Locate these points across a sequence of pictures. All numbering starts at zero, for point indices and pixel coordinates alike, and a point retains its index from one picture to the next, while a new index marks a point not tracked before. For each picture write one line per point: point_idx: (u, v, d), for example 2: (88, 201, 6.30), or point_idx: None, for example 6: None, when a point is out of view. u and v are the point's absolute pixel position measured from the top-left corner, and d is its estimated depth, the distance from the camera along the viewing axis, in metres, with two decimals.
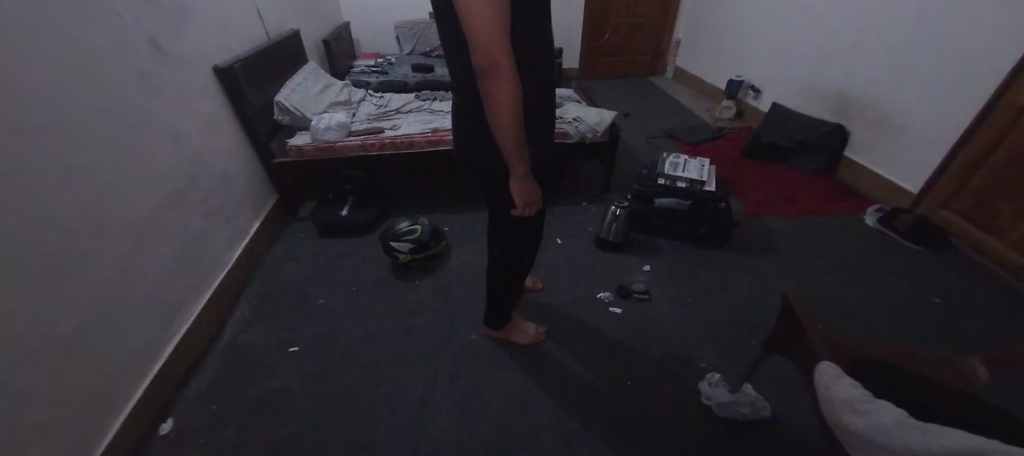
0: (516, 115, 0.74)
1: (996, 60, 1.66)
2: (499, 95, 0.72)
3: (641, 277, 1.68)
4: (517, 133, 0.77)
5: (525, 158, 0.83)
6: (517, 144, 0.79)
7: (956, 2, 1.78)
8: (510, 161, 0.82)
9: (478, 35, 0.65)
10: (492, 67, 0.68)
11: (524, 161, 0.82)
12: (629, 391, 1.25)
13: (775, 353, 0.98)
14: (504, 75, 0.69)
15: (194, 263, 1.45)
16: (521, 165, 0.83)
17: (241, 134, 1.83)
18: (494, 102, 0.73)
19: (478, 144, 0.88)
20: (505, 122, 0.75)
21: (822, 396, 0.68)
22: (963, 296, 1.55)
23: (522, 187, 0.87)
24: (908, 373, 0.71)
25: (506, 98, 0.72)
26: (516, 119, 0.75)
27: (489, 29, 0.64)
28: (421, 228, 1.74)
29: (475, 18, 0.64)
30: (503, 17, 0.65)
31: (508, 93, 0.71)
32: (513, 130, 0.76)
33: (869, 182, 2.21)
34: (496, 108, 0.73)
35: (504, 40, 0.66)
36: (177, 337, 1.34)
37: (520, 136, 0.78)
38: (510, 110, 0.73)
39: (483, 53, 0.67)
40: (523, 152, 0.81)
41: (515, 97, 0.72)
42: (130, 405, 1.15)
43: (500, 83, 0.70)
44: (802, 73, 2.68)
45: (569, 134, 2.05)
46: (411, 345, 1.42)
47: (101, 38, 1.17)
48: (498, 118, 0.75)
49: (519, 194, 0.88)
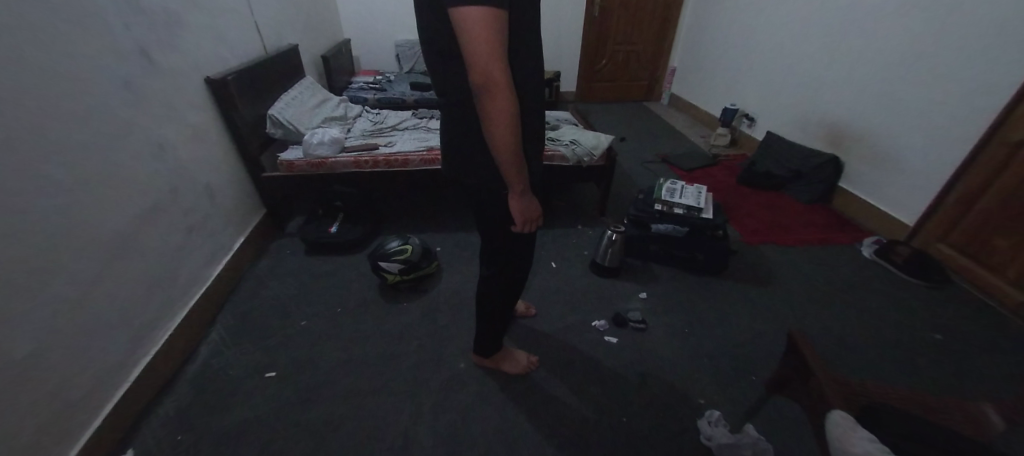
0: (514, 128, 0.71)
1: (987, 100, 1.69)
2: (496, 109, 0.68)
3: (637, 305, 1.63)
4: (515, 147, 0.73)
5: (523, 174, 0.79)
6: (514, 159, 0.75)
7: (948, 40, 1.82)
8: (506, 177, 0.78)
9: (474, 47, 0.62)
10: (489, 81, 0.65)
11: (522, 177, 0.78)
12: (627, 429, 1.18)
13: (778, 394, 0.93)
14: (502, 89, 0.66)
15: (169, 279, 1.38)
16: (520, 181, 0.79)
17: (230, 146, 1.79)
18: (491, 115, 0.69)
19: (469, 162, 0.85)
20: (502, 137, 0.71)
21: (834, 449, 0.63)
22: (963, 332, 1.53)
23: (521, 204, 0.83)
24: (925, 422, 0.67)
25: (503, 112, 0.68)
26: (513, 134, 0.71)
27: (485, 40, 0.61)
28: (411, 248, 1.69)
29: (471, 32, 0.61)
30: (501, 27, 0.62)
31: (506, 107, 0.68)
32: (510, 145, 0.72)
33: (863, 213, 2.22)
34: (493, 123, 0.70)
35: (501, 53, 0.63)
36: (146, 358, 1.25)
37: (518, 152, 0.74)
38: (507, 124, 0.70)
39: (478, 66, 0.63)
40: (521, 167, 0.77)
41: (513, 112, 0.69)
42: (86, 435, 1.05)
43: (498, 97, 0.66)
44: (796, 105, 2.72)
45: (565, 156, 2.03)
46: (396, 373, 1.35)
47: (86, 44, 1.13)
48: (495, 133, 0.71)
49: (518, 211, 0.84)
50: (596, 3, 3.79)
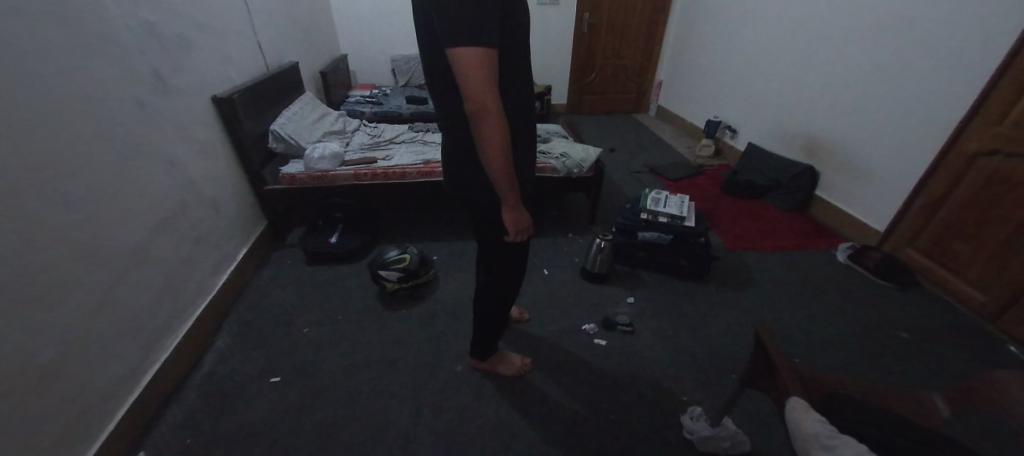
0: (505, 149, 0.79)
1: (946, 114, 1.83)
2: (488, 132, 0.77)
3: (626, 309, 1.72)
4: (507, 165, 0.81)
5: (515, 188, 0.87)
6: (506, 176, 0.83)
7: (910, 59, 1.96)
8: (499, 191, 0.86)
9: (469, 81, 0.71)
10: (482, 108, 0.73)
11: (514, 191, 0.86)
12: (615, 425, 1.25)
13: (750, 388, 1.01)
14: (493, 115, 0.74)
15: (178, 289, 1.44)
16: (512, 195, 0.87)
17: (235, 161, 1.86)
18: (484, 137, 0.77)
19: (467, 178, 0.94)
20: (495, 156, 0.79)
21: (791, 432, 0.71)
22: (929, 331, 1.63)
23: (513, 216, 0.91)
24: (870, 408, 0.77)
25: (496, 135, 0.77)
26: (504, 153, 0.79)
27: (478, 74, 0.70)
28: (409, 257, 1.76)
29: (467, 68, 0.70)
30: (492, 63, 0.71)
31: (496, 131, 0.76)
32: (503, 163, 0.81)
33: (839, 220, 2.34)
34: (486, 145, 0.78)
35: (492, 84, 0.72)
36: (156, 364, 1.31)
37: (510, 169, 0.83)
38: (499, 146, 0.78)
39: (473, 96, 0.72)
40: (512, 183, 0.85)
41: (504, 134, 0.77)
42: (103, 437, 1.11)
43: (490, 122, 0.75)
44: (775, 118, 2.86)
45: (555, 168, 2.14)
46: (396, 376, 1.41)
47: (104, 68, 1.21)
48: (489, 153, 0.79)
49: (510, 222, 0.92)
50: (585, 19, 3.94)
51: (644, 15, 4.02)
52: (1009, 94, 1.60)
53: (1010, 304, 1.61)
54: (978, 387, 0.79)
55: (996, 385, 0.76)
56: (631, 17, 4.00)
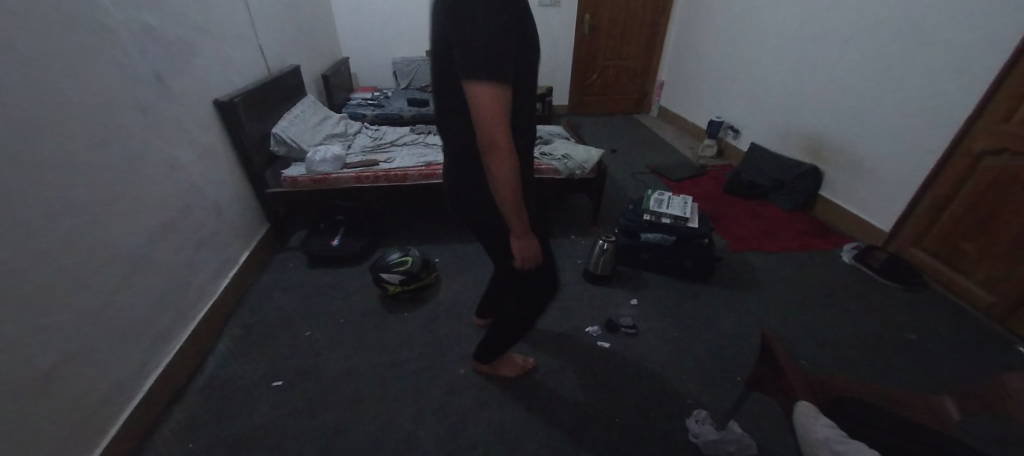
0: (515, 180, 0.79)
1: (952, 113, 1.81)
2: (497, 166, 0.77)
3: (629, 311, 1.71)
4: (517, 200, 0.82)
5: (524, 219, 0.87)
6: (515, 209, 0.83)
7: (915, 57, 1.94)
8: (509, 220, 0.86)
9: (482, 120, 0.71)
10: (494, 145, 0.74)
11: (523, 223, 0.87)
12: (620, 429, 1.24)
13: (756, 391, 0.99)
14: (505, 152, 0.74)
15: (180, 293, 1.43)
16: (521, 226, 0.87)
17: (236, 164, 1.86)
18: (493, 170, 0.77)
19: (478, 202, 0.94)
20: (505, 190, 0.80)
21: (800, 437, 0.70)
22: (937, 334, 1.61)
23: (521, 246, 0.91)
24: (880, 412, 0.75)
25: (506, 171, 0.77)
26: (514, 189, 0.80)
27: (491, 114, 0.71)
28: (411, 259, 1.76)
29: (481, 105, 0.70)
30: (505, 101, 0.71)
31: (506, 168, 0.77)
32: (512, 197, 0.81)
33: (844, 220, 2.32)
34: (497, 180, 0.79)
35: (506, 122, 0.72)
36: (158, 369, 1.31)
37: (519, 203, 0.83)
38: (509, 181, 0.78)
39: (486, 133, 0.72)
40: (521, 214, 0.85)
41: (514, 170, 0.78)
42: (105, 443, 1.11)
43: (501, 160, 0.75)
44: (777, 117, 2.85)
45: (557, 169, 2.13)
46: (399, 380, 1.40)
47: (107, 73, 1.21)
48: (499, 188, 0.80)
49: (518, 251, 0.92)
50: (586, 20, 3.93)
51: (645, 15, 4.01)
52: (1015, 94, 1.59)
53: (1016, 306, 1.59)
54: (988, 391, 0.77)
55: (1007, 387, 0.74)
56: (633, 17, 3.99)
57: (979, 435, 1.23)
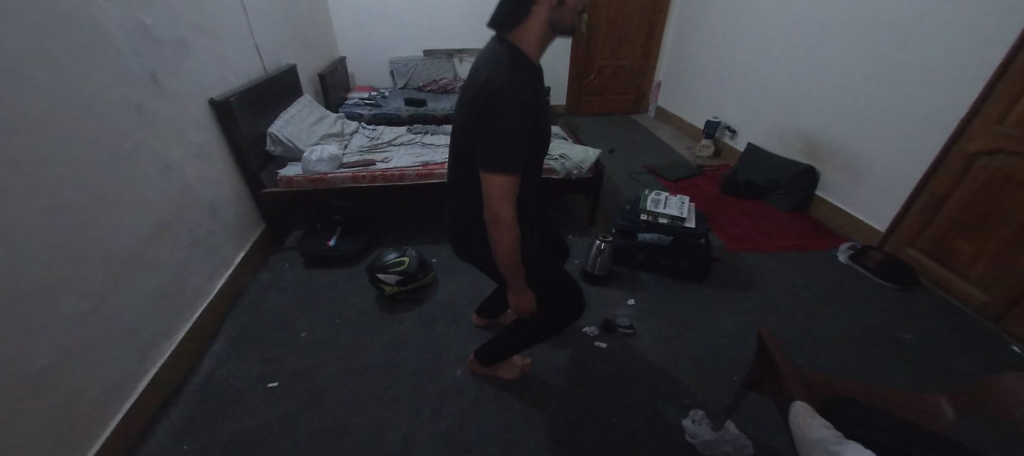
0: (516, 253, 0.84)
1: (946, 113, 1.82)
2: (501, 237, 0.82)
3: (626, 311, 1.71)
4: (515, 268, 0.87)
5: (522, 282, 0.92)
6: (514, 275, 0.89)
7: (910, 58, 1.96)
8: (507, 279, 0.91)
9: (493, 202, 0.76)
10: (500, 223, 0.79)
11: (521, 285, 0.92)
12: (617, 430, 1.24)
13: (752, 391, 0.99)
14: (509, 230, 0.80)
15: (174, 294, 1.42)
16: (519, 287, 0.92)
17: (231, 163, 1.85)
18: (496, 241, 0.82)
19: (481, 254, 0.99)
20: (506, 259, 0.85)
21: (796, 438, 0.70)
22: (930, 332, 1.62)
23: (518, 303, 0.96)
24: (875, 411, 0.75)
25: (509, 246, 0.82)
26: (515, 261, 0.85)
27: (502, 200, 0.76)
28: (408, 259, 1.75)
29: (494, 190, 0.75)
30: (515, 186, 0.76)
31: (509, 242, 0.82)
32: (512, 266, 0.86)
33: (839, 220, 2.34)
34: (501, 252, 0.84)
35: (512, 203, 0.77)
36: (153, 370, 1.30)
37: (518, 270, 0.88)
38: (510, 253, 0.84)
39: (495, 214, 0.78)
40: (519, 278, 0.91)
41: (516, 244, 0.83)
42: (98, 444, 1.10)
43: (505, 236, 0.80)
44: (774, 118, 2.86)
45: (555, 170, 2.12)
46: (395, 380, 1.40)
47: (101, 71, 1.20)
48: (502, 258, 0.85)
49: (516, 308, 0.97)
50: (583, 20, 3.94)
51: (642, 15, 4.01)
52: (1010, 94, 1.59)
53: (1011, 305, 1.60)
54: (982, 390, 0.78)
55: (1000, 385, 0.75)
56: (630, 18, 4.00)
57: (973, 434, 1.24)
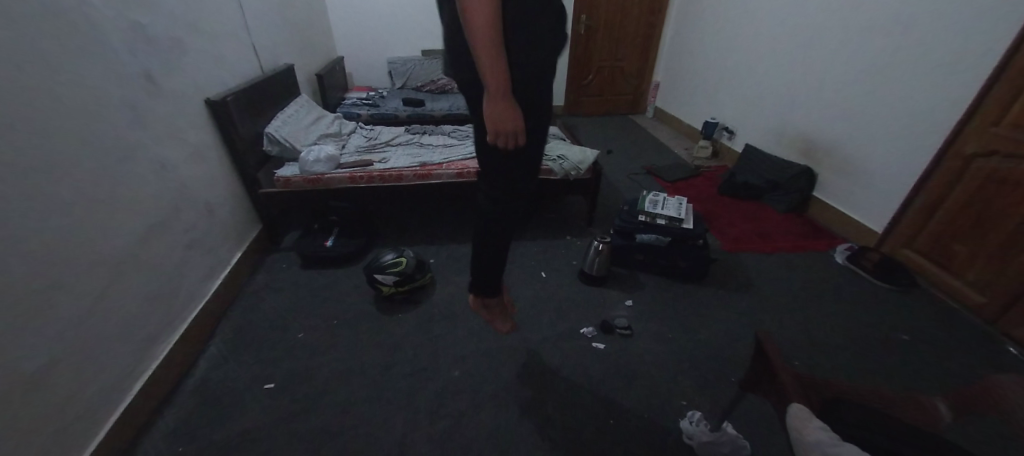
0: (492, 39, 0.80)
1: (943, 115, 1.82)
2: (476, 11, 0.78)
3: (624, 312, 1.71)
4: (494, 61, 0.82)
5: (503, 81, 0.85)
6: (493, 69, 0.83)
7: (906, 60, 1.96)
8: (487, 80, 0.85)
9: None
10: None
11: (501, 83, 0.85)
12: (614, 431, 1.24)
13: (749, 392, 0.99)
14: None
15: (170, 294, 1.42)
16: (499, 87, 0.85)
17: (228, 163, 1.84)
18: (469, 13, 0.78)
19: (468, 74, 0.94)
20: (481, 41, 0.80)
21: (793, 439, 0.70)
22: (927, 333, 1.63)
23: (501, 115, 0.88)
24: (871, 413, 0.75)
25: (483, 19, 0.78)
26: (492, 45, 0.81)
27: None
28: (406, 260, 1.74)
29: None
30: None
31: (483, 16, 0.78)
32: (489, 52, 0.81)
33: (836, 221, 2.34)
34: (476, 32, 0.80)
35: None
36: (148, 371, 1.29)
37: (498, 61, 0.83)
38: (487, 36, 0.80)
39: None
40: (500, 77, 0.84)
41: (491, 21, 0.79)
42: (91, 447, 1.09)
43: (478, 6, 0.77)
44: (772, 119, 2.86)
45: (553, 170, 2.12)
46: (392, 381, 1.39)
47: (97, 72, 1.20)
48: (478, 41, 0.81)
49: (497, 121, 0.88)
50: (582, 21, 3.94)
51: (640, 16, 4.02)
52: (1004, 97, 1.61)
53: (1008, 307, 1.60)
54: (978, 392, 0.78)
55: (997, 387, 0.75)
56: (628, 18, 4.01)
57: (969, 437, 1.24)
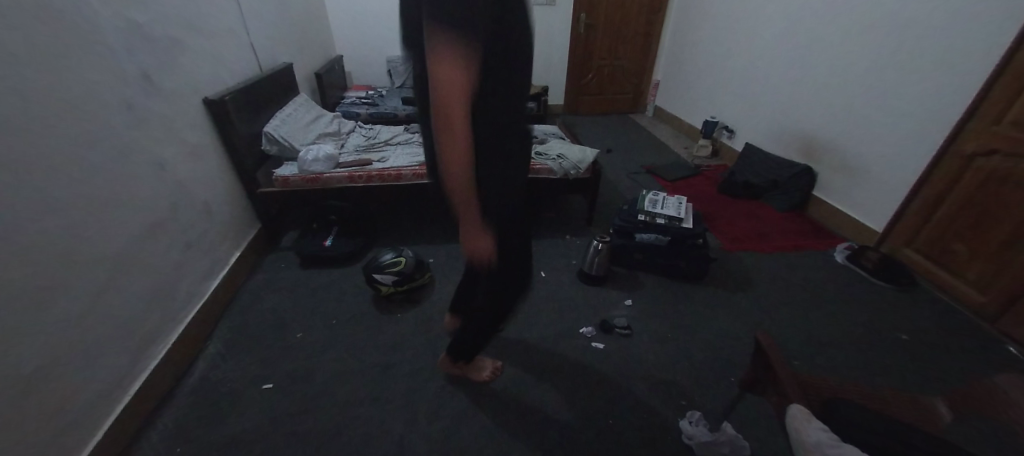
0: (469, 170, 0.74)
1: (944, 114, 1.82)
2: (452, 142, 0.71)
3: (623, 312, 1.70)
4: (469, 188, 0.77)
5: (478, 209, 0.80)
6: (468, 197, 0.78)
7: (907, 58, 1.96)
8: (459, 206, 0.80)
9: (441, 85, 0.66)
10: (449, 117, 0.69)
11: (475, 211, 0.80)
12: (613, 431, 1.23)
13: (749, 393, 0.99)
14: (458, 125, 0.69)
15: (168, 295, 1.41)
16: (473, 215, 0.81)
17: (227, 163, 1.83)
18: (445, 144, 0.71)
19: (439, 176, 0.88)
20: (456, 170, 0.74)
21: (793, 440, 0.69)
22: (927, 333, 1.63)
23: (474, 238, 0.84)
24: (871, 414, 0.75)
25: (459, 149, 0.72)
26: (467, 178, 0.75)
27: (451, 86, 0.66)
28: (405, 260, 1.74)
29: (441, 70, 0.65)
30: (466, 69, 0.65)
31: (458, 147, 0.71)
32: (465, 184, 0.76)
33: (836, 220, 2.34)
34: (451, 163, 0.73)
35: (465, 96, 0.67)
36: (147, 371, 1.29)
37: (472, 192, 0.78)
38: (462, 168, 0.74)
39: (442, 98, 0.67)
40: (473, 204, 0.80)
41: (468, 150, 0.72)
42: (89, 448, 1.09)
43: (454, 136, 0.70)
44: (772, 118, 2.86)
45: (552, 169, 2.12)
46: (391, 381, 1.39)
47: (94, 71, 1.19)
48: (453, 171, 0.75)
49: (470, 244, 0.84)
50: (581, 19, 3.93)
51: (640, 15, 4.01)
52: (1005, 95, 1.60)
53: (1008, 306, 1.60)
54: (978, 393, 0.78)
55: (997, 388, 0.74)
56: (628, 17, 3.99)
57: (968, 437, 1.24)
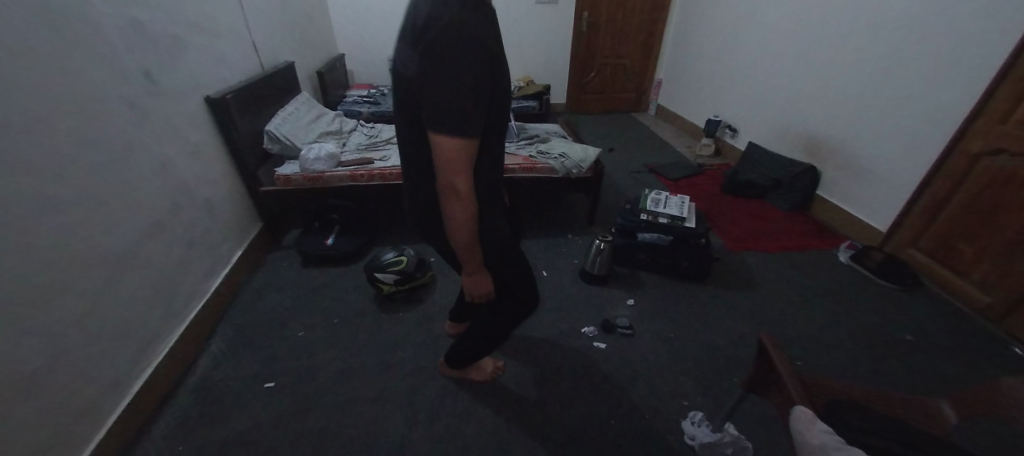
0: (470, 233, 0.78)
1: (950, 113, 1.80)
2: (457, 211, 0.74)
3: (626, 311, 1.70)
4: (471, 246, 0.81)
5: (478, 258, 0.85)
6: (469, 251, 0.82)
7: (913, 57, 1.93)
8: (461, 258, 0.85)
9: (446, 166, 0.68)
10: (454, 192, 0.71)
11: (476, 261, 0.85)
12: (615, 431, 1.23)
13: (752, 393, 0.98)
14: (462, 200, 0.72)
15: (170, 294, 1.41)
16: (475, 265, 0.86)
17: (228, 161, 1.83)
18: (449, 210, 0.74)
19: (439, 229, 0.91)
20: (460, 233, 0.78)
21: (798, 442, 0.68)
22: (931, 333, 1.61)
23: (474, 283, 0.90)
24: (876, 416, 0.74)
25: (463, 216, 0.74)
26: (469, 238, 0.79)
27: (456, 170, 0.68)
28: (406, 259, 1.74)
29: (446, 155, 0.66)
30: (471, 153, 0.67)
31: (462, 212, 0.74)
32: (467, 243, 0.80)
33: (840, 220, 2.33)
34: (454, 225, 0.76)
35: (467, 172, 0.69)
36: (148, 370, 1.29)
37: (474, 248, 0.82)
38: (467, 231, 0.77)
39: (447, 178, 0.69)
40: (474, 256, 0.84)
41: (471, 215, 0.75)
42: (91, 446, 1.09)
43: (459, 206, 0.73)
44: (775, 117, 2.84)
45: (554, 168, 2.11)
46: (393, 380, 1.39)
47: (96, 69, 1.19)
48: (457, 233, 0.78)
49: (471, 288, 0.90)
50: (584, 17, 3.91)
51: (643, 13, 3.98)
52: (1011, 94, 1.58)
53: (1013, 306, 1.59)
54: (984, 395, 0.77)
55: (1002, 389, 0.73)
56: (631, 15, 3.97)
57: (971, 438, 1.23)
